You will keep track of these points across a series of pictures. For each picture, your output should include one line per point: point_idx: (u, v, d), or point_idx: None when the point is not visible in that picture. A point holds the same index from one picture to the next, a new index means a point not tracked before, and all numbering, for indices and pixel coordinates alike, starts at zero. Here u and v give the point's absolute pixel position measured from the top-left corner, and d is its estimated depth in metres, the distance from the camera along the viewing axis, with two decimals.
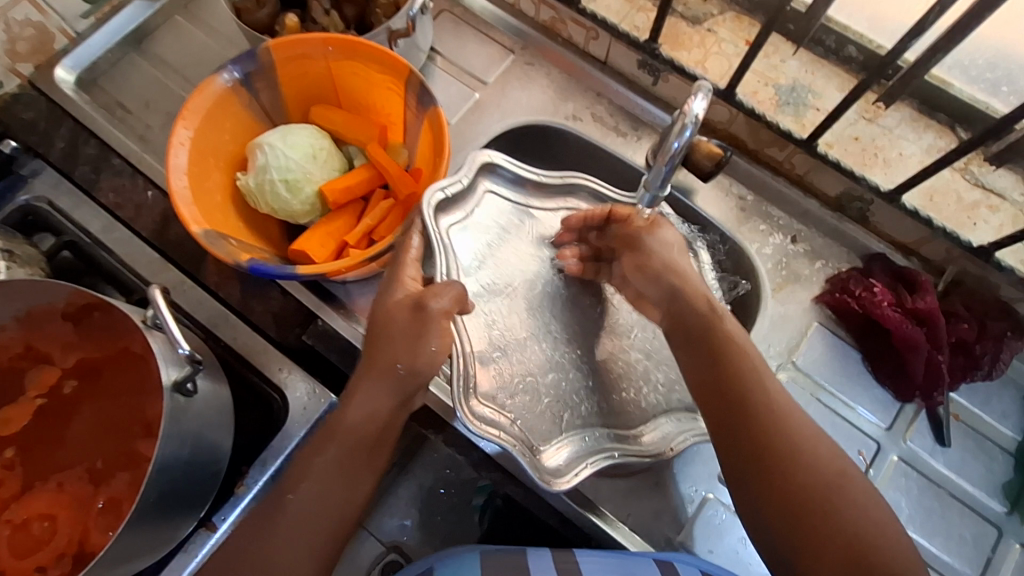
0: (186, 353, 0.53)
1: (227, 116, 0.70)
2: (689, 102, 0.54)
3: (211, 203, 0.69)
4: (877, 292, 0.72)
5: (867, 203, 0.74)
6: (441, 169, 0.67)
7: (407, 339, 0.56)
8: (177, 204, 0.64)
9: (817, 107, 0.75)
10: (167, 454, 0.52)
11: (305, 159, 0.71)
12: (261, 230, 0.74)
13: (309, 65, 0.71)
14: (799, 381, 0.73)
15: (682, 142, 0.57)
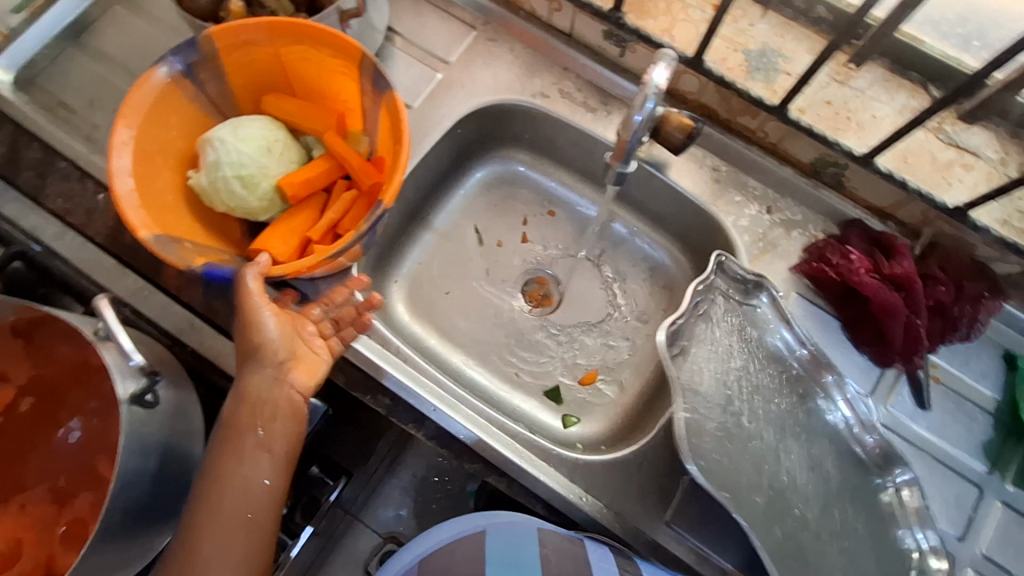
0: (140, 365, 0.50)
1: (171, 111, 0.66)
2: (650, 74, 0.54)
3: (160, 205, 0.65)
4: (854, 259, 0.71)
5: (841, 167, 0.72)
6: (403, 155, 0.64)
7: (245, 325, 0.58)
8: (122, 209, 0.60)
9: (787, 71, 0.72)
10: (130, 472, 0.50)
11: (258, 153, 0.68)
12: (220, 231, 0.71)
13: (256, 52, 0.68)
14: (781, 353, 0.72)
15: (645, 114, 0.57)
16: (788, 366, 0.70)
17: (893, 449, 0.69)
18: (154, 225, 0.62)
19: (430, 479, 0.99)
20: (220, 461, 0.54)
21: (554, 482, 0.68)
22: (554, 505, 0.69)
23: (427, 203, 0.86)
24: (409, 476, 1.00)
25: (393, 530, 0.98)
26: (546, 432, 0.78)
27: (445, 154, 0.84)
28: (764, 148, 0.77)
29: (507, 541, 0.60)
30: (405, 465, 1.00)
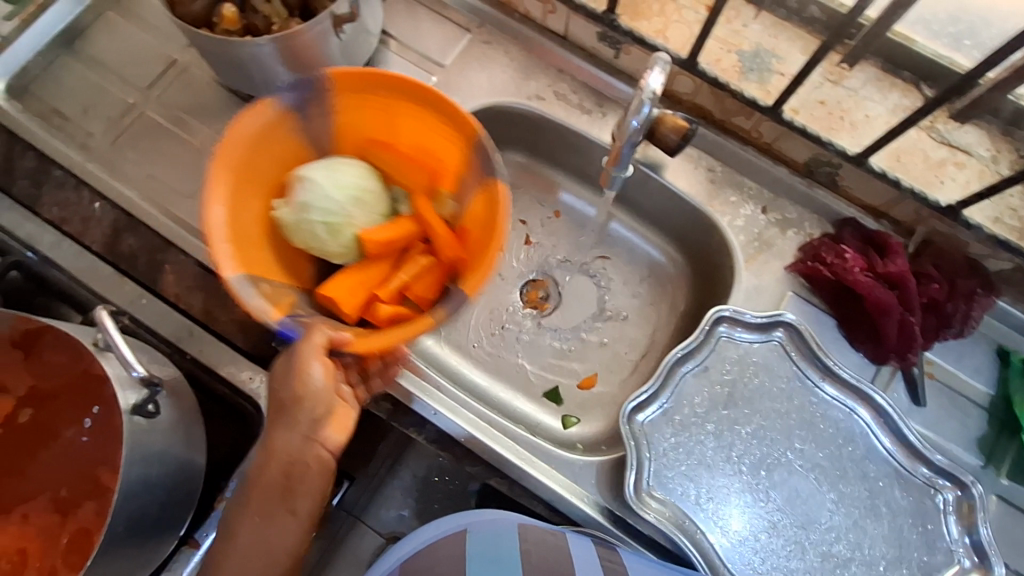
0: (140, 376, 0.50)
1: (271, 143, 0.60)
2: (645, 77, 0.54)
3: (248, 230, 0.59)
4: (848, 258, 0.72)
5: (835, 167, 0.73)
6: (499, 239, 0.57)
7: (291, 375, 0.55)
8: (210, 237, 0.54)
9: (781, 72, 0.73)
10: (132, 483, 0.50)
11: (349, 202, 0.62)
12: (293, 268, 0.64)
13: (371, 100, 0.62)
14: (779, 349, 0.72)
15: (641, 119, 0.57)
16: (758, 385, 0.71)
17: (872, 470, 0.68)
18: (238, 260, 0.56)
19: (430, 480, 0.89)
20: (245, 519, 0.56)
21: (556, 484, 0.68)
22: (556, 506, 0.69)
23: None
24: (407, 476, 0.89)
25: (393, 531, 0.88)
26: (546, 433, 0.79)
27: None
28: (759, 148, 0.77)
29: (490, 539, 0.61)
30: (404, 466, 0.89)
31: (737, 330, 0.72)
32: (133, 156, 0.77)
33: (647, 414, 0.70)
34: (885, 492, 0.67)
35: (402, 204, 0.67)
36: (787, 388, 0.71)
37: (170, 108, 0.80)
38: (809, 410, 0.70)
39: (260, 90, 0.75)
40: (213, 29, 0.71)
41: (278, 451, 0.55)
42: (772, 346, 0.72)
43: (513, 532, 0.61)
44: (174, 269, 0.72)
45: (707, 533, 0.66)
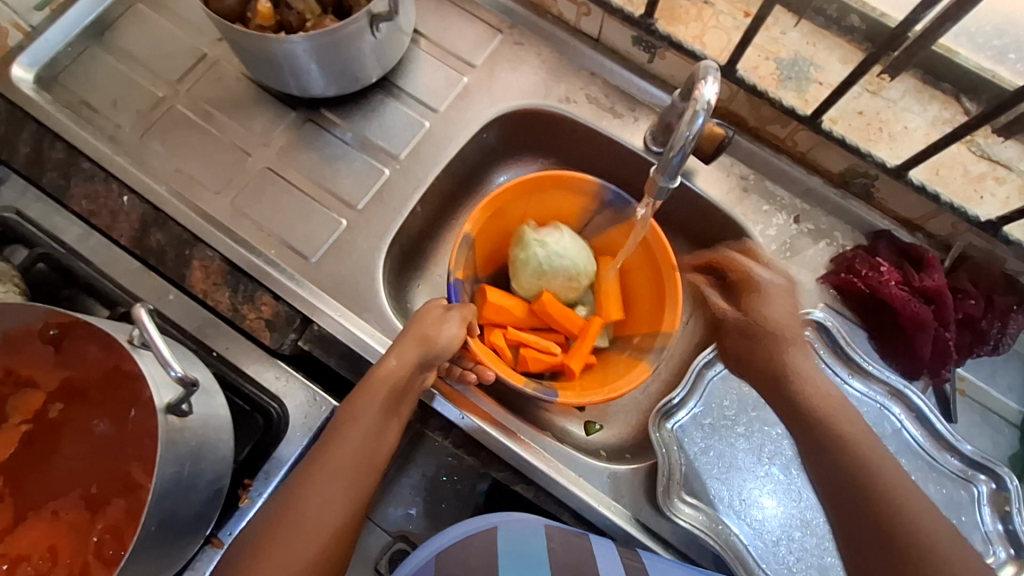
0: (178, 376, 0.49)
1: (552, 189, 0.77)
2: (700, 88, 0.53)
3: (506, 213, 0.77)
4: (883, 271, 0.71)
5: (871, 178, 0.72)
6: (621, 388, 0.69)
7: (423, 331, 0.65)
8: (489, 197, 0.73)
9: (819, 81, 0.72)
10: (166, 481, 0.50)
11: (571, 268, 0.75)
12: (494, 244, 0.79)
13: (624, 234, 0.77)
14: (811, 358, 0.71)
15: (694, 129, 0.54)
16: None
17: (904, 464, 0.68)
18: (478, 221, 0.73)
19: (438, 479, 0.82)
20: (302, 487, 0.57)
21: (584, 492, 0.68)
22: (582, 515, 0.68)
23: (450, 208, 0.86)
24: (415, 474, 0.82)
25: (402, 530, 0.80)
26: (570, 439, 0.78)
27: (472, 158, 0.83)
28: (793, 157, 0.77)
29: (520, 538, 0.58)
30: (413, 463, 0.82)
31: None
32: (162, 150, 0.77)
33: (678, 420, 0.70)
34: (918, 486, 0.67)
35: (583, 306, 0.79)
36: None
37: (199, 102, 0.79)
38: None
39: (291, 86, 0.75)
40: (248, 24, 0.71)
41: (363, 417, 0.61)
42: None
43: (540, 532, 0.58)
44: (203, 264, 0.71)
45: (738, 532, 0.66)
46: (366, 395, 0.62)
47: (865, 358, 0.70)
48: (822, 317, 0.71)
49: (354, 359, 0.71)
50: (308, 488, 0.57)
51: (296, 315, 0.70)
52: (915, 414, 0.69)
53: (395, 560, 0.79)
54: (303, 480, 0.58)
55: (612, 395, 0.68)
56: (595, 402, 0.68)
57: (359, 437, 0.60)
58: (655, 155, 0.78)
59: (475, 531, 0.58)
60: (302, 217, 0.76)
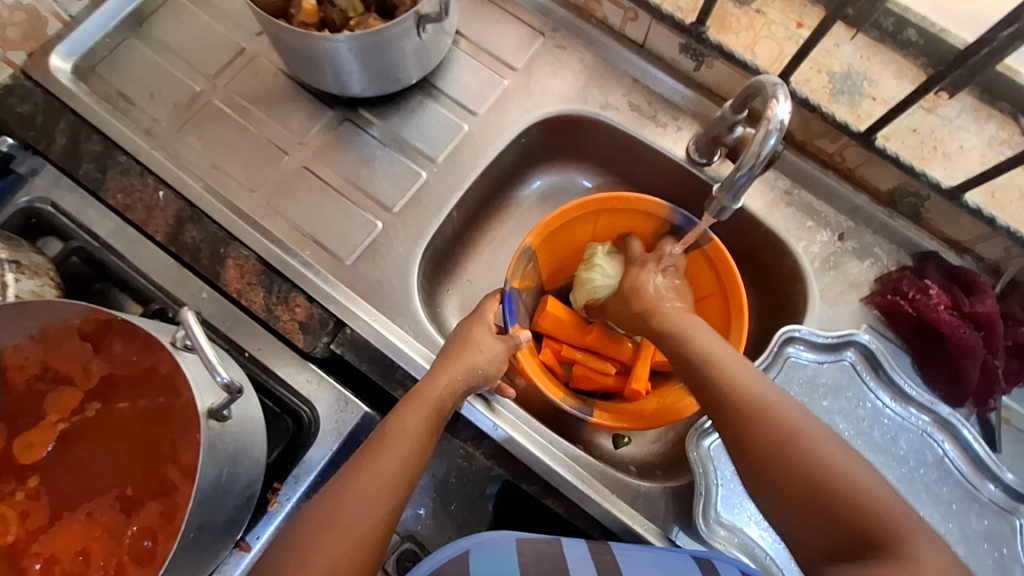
0: (224, 383, 0.47)
1: (626, 212, 0.77)
2: (774, 106, 0.52)
3: (571, 229, 0.79)
4: (932, 295, 0.69)
5: (922, 199, 0.70)
6: (660, 421, 0.69)
7: (461, 348, 0.65)
8: (553, 213, 0.74)
9: (873, 96, 0.70)
10: (206, 488, 0.49)
11: None
12: (558, 256, 0.81)
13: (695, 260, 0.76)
14: (854, 379, 0.69)
15: (767, 150, 0.53)
16: (827, 407, 0.68)
17: (945, 492, 0.65)
18: (540, 235, 0.75)
19: (448, 481, 0.83)
20: (344, 498, 0.54)
21: (618, 509, 0.66)
22: (614, 532, 0.67)
23: (483, 212, 0.84)
24: (425, 475, 0.83)
25: (410, 530, 0.80)
26: (598, 452, 0.77)
27: (508, 163, 0.82)
28: (840, 173, 0.75)
29: (495, 557, 0.55)
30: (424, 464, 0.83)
31: (804, 350, 0.70)
32: (197, 145, 0.76)
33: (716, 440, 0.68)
34: (960, 517, 0.64)
35: None
36: (857, 409, 0.69)
37: (236, 98, 0.78)
38: (883, 434, 0.68)
39: (332, 85, 0.74)
40: (291, 21, 0.69)
41: (409, 428, 0.59)
42: (842, 367, 0.70)
43: (511, 545, 0.56)
44: (237, 263, 0.70)
45: (773, 555, 0.64)
46: (411, 408, 0.60)
47: (907, 382, 0.68)
48: (867, 340, 0.69)
49: (387, 365, 0.70)
50: (350, 494, 0.54)
51: (329, 318, 0.70)
52: (959, 443, 0.67)
53: (404, 562, 0.78)
54: (347, 483, 0.55)
55: (644, 424, 0.69)
56: (625, 427, 0.69)
57: (403, 451, 0.58)
58: (698, 165, 0.77)
59: (445, 559, 0.55)
60: (337, 218, 0.75)
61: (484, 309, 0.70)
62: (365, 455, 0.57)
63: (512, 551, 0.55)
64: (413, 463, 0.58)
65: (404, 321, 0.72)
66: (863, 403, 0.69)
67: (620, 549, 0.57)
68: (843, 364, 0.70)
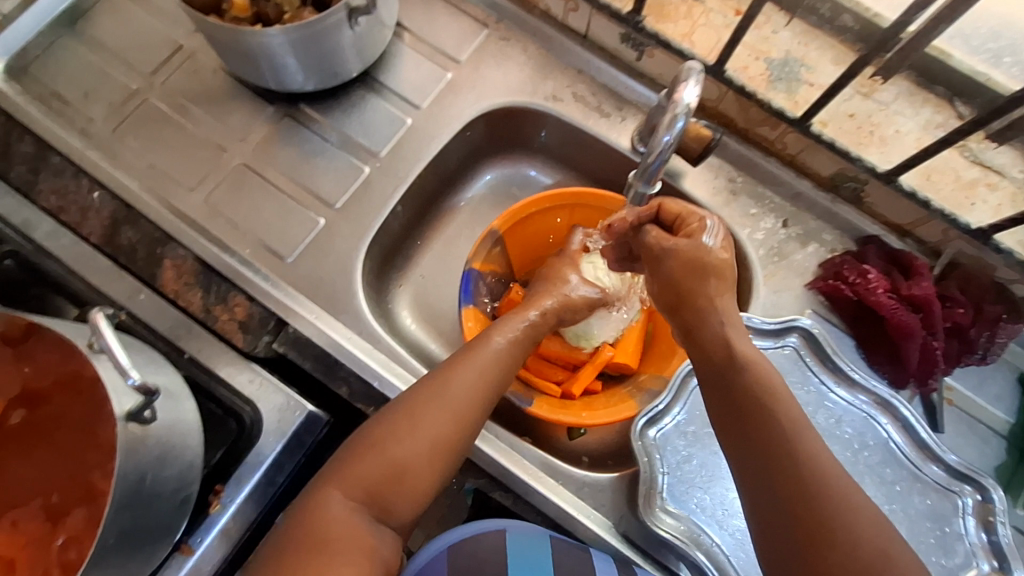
0: (137, 384, 0.47)
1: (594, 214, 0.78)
2: (680, 91, 0.53)
3: (546, 222, 0.80)
4: (872, 278, 0.69)
5: (861, 183, 0.71)
6: (593, 420, 0.69)
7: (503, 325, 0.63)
8: (526, 202, 0.76)
9: (810, 82, 0.70)
10: (126, 493, 0.48)
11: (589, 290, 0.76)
12: (527, 254, 0.82)
13: None
14: (799, 363, 0.69)
15: (672, 134, 0.54)
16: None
17: (889, 474, 0.65)
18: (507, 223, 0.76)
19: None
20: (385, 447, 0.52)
21: (563, 500, 0.67)
22: (561, 524, 0.67)
23: (433, 207, 0.84)
24: None
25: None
26: (551, 445, 0.77)
27: (456, 156, 0.82)
28: (782, 159, 0.75)
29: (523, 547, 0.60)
30: None
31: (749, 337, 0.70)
32: (135, 144, 0.75)
33: (661, 427, 0.68)
34: (903, 497, 0.65)
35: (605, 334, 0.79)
36: (802, 394, 0.68)
37: (174, 95, 0.77)
38: (827, 419, 0.68)
39: (269, 81, 0.72)
40: (222, 16, 0.69)
41: (461, 386, 0.56)
42: (786, 352, 0.70)
43: (546, 542, 0.61)
44: (175, 264, 0.69)
45: (719, 543, 0.64)
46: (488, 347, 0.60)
47: (850, 366, 0.68)
48: (809, 324, 0.70)
49: (330, 363, 0.69)
50: (416, 422, 0.53)
51: (270, 317, 0.69)
52: (901, 424, 0.67)
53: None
54: (412, 408, 0.54)
55: (586, 418, 0.69)
56: (567, 422, 0.69)
57: (474, 380, 0.57)
58: (642, 155, 0.77)
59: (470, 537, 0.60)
60: (279, 216, 0.74)
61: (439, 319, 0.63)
62: (433, 383, 0.56)
63: (545, 546, 0.60)
64: (478, 405, 0.56)
65: (348, 318, 0.72)
66: (808, 386, 0.69)
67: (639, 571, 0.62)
68: (787, 349, 0.70)
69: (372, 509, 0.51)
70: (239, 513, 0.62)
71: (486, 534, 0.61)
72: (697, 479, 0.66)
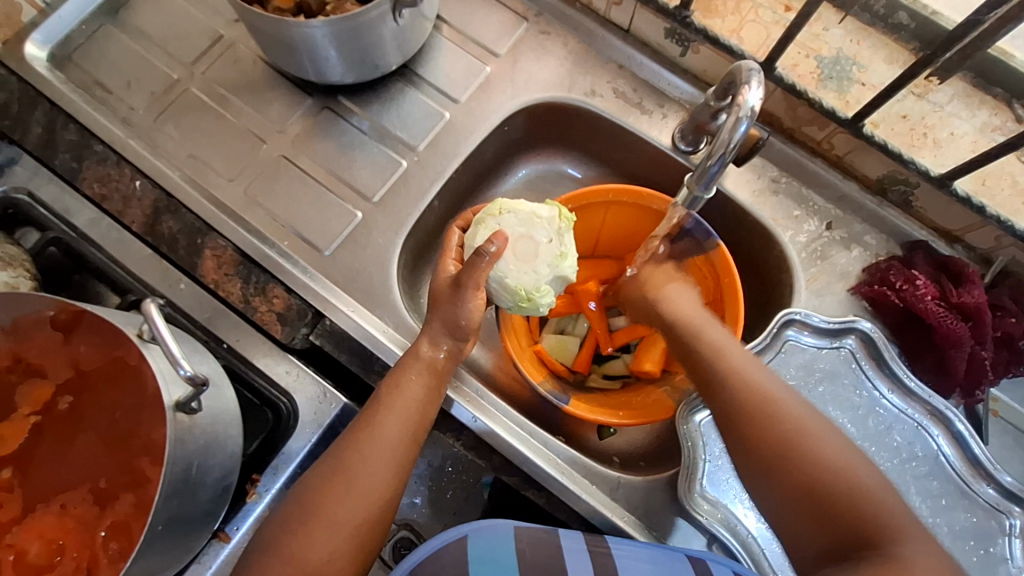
0: (188, 375, 0.47)
1: (635, 212, 0.76)
2: (744, 93, 0.51)
3: (585, 216, 0.78)
4: (920, 285, 0.68)
5: (912, 186, 0.69)
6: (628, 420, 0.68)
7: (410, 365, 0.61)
8: (562, 198, 0.74)
9: (862, 81, 0.68)
10: (174, 482, 0.49)
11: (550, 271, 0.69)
12: None
13: (697, 264, 0.75)
14: (849, 360, 0.69)
15: (741, 132, 0.52)
16: (822, 393, 0.67)
17: (935, 487, 0.64)
18: None
19: (444, 469, 0.77)
20: (328, 491, 0.54)
21: (595, 499, 0.66)
22: (593, 523, 0.67)
23: (467, 202, 0.83)
24: (420, 462, 0.77)
25: (406, 518, 0.76)
26: (582, 443, 0.76)
27: (492, 151, 0.81)
28: (828, 161, 0.73)
29: (491, 544, 0.54)
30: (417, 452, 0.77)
31: (806, 334, 0.69)
32: (175, 134, 0.75)
33: (707, 418, 0.67)
34: (948, 512, 0.63)
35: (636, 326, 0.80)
36: (853, 397, 0.67)
37: (214, 86, 0.77)
38: (876, 419, 0.67)
39: (310, 72, 0.72)
40: (266, 7, 0.68)
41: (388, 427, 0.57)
42: (841, 353, 0.69)
43: (508, 536, 0.54)
44: (214, 254, 0.69)
45: (757, 537, 0.63)
46: (411, 377, 0.60)
47: (907, 373, 0.67)
48: (869, 328, 0.68)
49: (366, 356, 0.69)
50: (353, 458, 0.55)
51: (307, 309, 0.69)
52: (954, 438, 0.65)
53: (400, 550, 0.75)
54: (350, 444, 0.56)
55: (623, 418, 0.69)
56: (603, 422, 0.68)
57: (404, 410, 0.58)
58: (683, 153, 0.75)
59: (447, 542, 0.53)
60: (316, 208, 0.74)
61: (473, 302, 0.62)
62: (365, 422, 0.58)
63: (508, 542, 0.54)
64: (410, 431, 0.58)
65: (384, 311, 0.72)
66: (858, 382, 0.68)
67: (616, 544, 0.56)
68: (842, 350, 0.69)
69: (335, 544, 0.52)
70: (274, 502, 0.63)
71: (448, 545, 0.53)
72: None
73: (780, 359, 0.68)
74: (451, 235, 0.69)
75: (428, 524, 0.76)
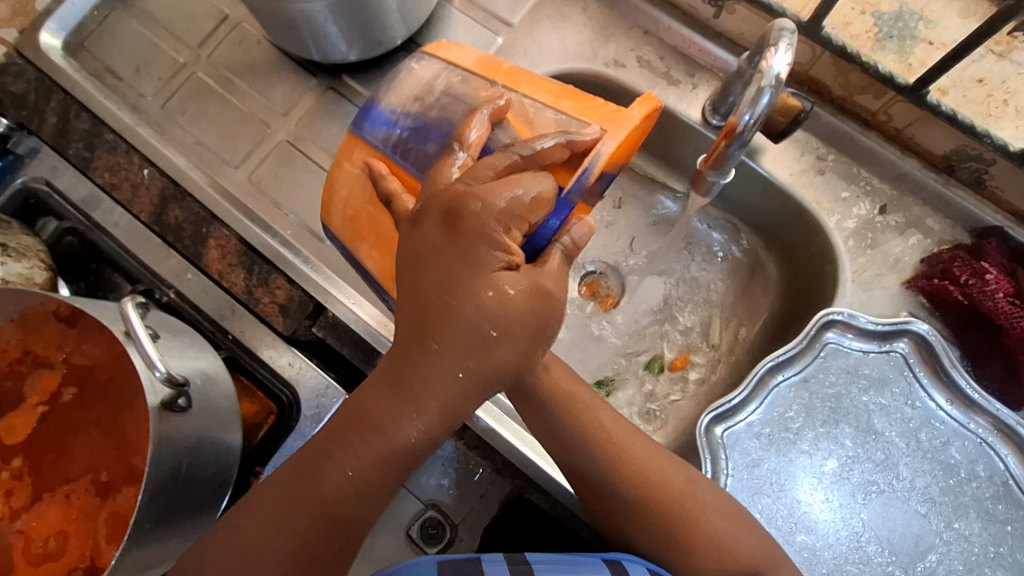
0: (164, 375, 0.47)
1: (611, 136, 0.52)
2: (768, 57, 0.46)
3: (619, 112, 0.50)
4: (990, 280, 0.59)
5: (986, 163, 0.59)
6: None
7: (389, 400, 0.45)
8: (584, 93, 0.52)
9: (929, 41, 0.59)
10: (161, 481, 0.48)
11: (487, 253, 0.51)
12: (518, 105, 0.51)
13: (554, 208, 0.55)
14: (899, 365, 0.60)
15: (757, 110, 0.47)
16: (866, 401, 0.60)
17: (1001, 511, 0.56)
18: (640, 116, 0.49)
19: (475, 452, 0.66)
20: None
21: None
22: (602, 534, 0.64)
23: None
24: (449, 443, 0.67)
25: (434, 498, 0.65)
26: None
27: None
28: (884, 134, 0.64)
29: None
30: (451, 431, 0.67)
31: (849, 337, 0.61)
32: (183, 120, 0.74)
33: (733, 424, 0.60)
34: (1014, 540, 0.56)
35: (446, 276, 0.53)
36: (904, 408, 0.60)
37: (220, 68, 0.75)
38: (930, 434, 0.59)
39: (314, 52, 0.69)
40: None
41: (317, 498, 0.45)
42: (891, 358, 0.61)
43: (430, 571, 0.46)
44: (219, 243, 0.68)
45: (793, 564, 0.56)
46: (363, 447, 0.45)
47: (971, 384, 0.58)
48: (924, 329, 0.60)
49: (367, 348, 0.67)
50: (291, 513, 0.46)
51: (309, 300, 0.67)
52: None
53: (428, 529, 0.64)
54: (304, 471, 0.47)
55: None
56: None
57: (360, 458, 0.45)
58: (715, 128, 0.67)
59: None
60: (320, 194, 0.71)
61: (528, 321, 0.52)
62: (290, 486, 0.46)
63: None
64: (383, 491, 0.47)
65: None
66: (911, 389, 0.60)
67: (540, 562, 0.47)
68: (892, 356, 0.61)
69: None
70: None
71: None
72: (771, 488, 0.58)
73: (817, 362, 0.61)
74: (445, 171, 0.47)
75: (456, 505, 0.65)
